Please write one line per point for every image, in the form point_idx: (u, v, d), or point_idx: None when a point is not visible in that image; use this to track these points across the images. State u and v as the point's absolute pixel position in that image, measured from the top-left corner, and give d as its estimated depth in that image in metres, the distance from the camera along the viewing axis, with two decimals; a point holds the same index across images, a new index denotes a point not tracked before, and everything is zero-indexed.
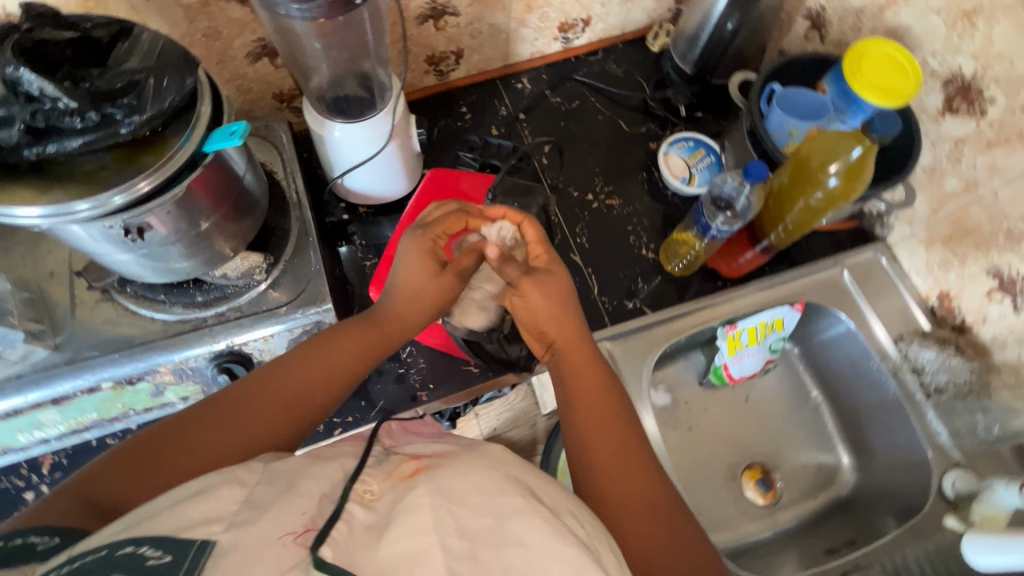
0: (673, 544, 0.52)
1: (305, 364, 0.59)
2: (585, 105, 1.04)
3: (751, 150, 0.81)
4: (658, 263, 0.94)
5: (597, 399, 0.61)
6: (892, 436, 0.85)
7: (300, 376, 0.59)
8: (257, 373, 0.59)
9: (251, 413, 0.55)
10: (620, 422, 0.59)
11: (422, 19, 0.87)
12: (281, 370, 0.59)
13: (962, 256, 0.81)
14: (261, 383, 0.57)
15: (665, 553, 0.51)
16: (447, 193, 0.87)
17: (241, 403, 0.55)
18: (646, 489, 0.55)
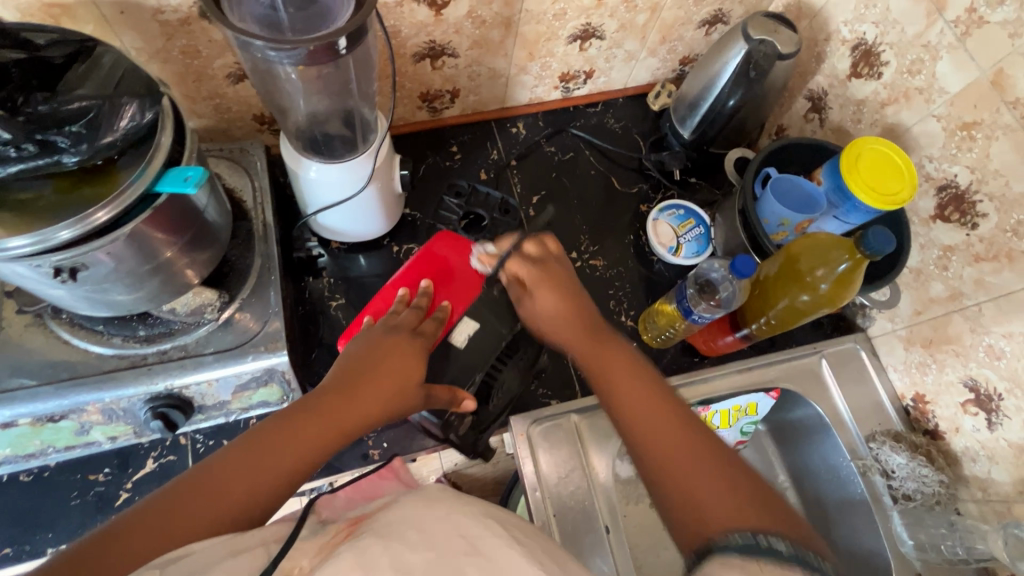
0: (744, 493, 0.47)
1: (278, 442, 0.49)
2: (578, 158, 1.02)
3: (741, 232, 0.79)
4: (636, 330, 0.91)
5: (625, 372, 0.58)
6: (857, 538, 0.83)
7: (260, 460, 0.48)
8: (211, 461, 0.47)
9: (194, 512, 0.44)
10: (642, 381, 0.57)
11: (419, 57, 0.84)
12: (236, 461, 0.48)
13: (940, 362, 0.80)
14: (226, 466, 0.47)
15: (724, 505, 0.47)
16: (447, 268, 0.76)
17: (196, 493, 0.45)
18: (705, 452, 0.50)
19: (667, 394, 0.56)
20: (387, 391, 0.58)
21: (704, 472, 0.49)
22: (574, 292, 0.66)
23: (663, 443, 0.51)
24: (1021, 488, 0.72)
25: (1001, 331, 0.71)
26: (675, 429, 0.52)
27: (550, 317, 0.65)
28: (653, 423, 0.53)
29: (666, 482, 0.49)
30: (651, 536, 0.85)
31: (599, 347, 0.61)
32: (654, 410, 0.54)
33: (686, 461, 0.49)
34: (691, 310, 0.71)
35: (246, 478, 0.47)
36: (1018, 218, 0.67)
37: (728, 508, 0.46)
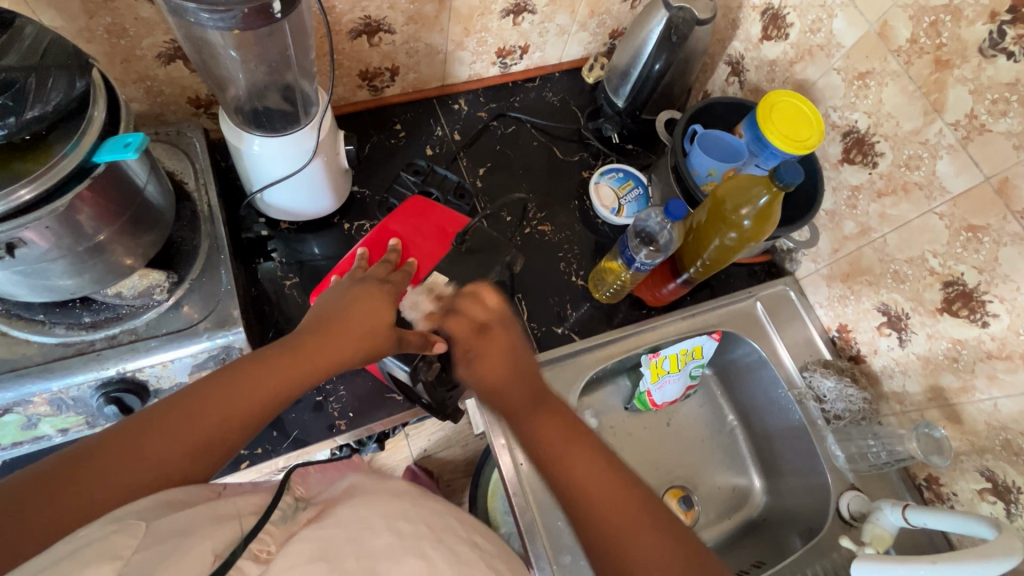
0: (671, 552, 0.53)
1: (254, 378, 0.54)
2: (521, 131, 1.05)
3: (675, 186, 0.84)
4: (587, 290, 0.95)
5: (568, 440, 0.61)
6: (800, 461, 0.91)
7: (238, 394, 0.52)
8: (195, 390, 0.52)
9: (177, 435, 0.48)
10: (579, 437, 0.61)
11: (355, 34, 0.85)
12: (216, 391, 0.52)
13: (857, 293, 0.88)
14: (207, 396, 0.51)
15: (655, 550, 0.53)
16: (418, 226, 0.79)
17: (180, 417, 0.49)
18: (636, 511, 0.55)
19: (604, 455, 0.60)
20: (357, 341, 0.63)
21: (636, 531, 0.54)
22: (514, 332, 0.70)
23: (599, 493, 0.56)
24: (930, 395, 0.81)
25: (904, 258, 0.80)
26: (611, 490, 0.57)
27: (494, 379, 0.66)
28: (596, 492, 0.57)
29: (608, 541, 0.54)
30: None
31: (538, 415, 0.63)
32: (597, 480, 0.57)
33: (626, 531, 0.54)
34: (634, 258, 0.76)
35: (213, 419, 0.50)
36: (909, 153, 0.76)
37: (656, 559, 0.53)
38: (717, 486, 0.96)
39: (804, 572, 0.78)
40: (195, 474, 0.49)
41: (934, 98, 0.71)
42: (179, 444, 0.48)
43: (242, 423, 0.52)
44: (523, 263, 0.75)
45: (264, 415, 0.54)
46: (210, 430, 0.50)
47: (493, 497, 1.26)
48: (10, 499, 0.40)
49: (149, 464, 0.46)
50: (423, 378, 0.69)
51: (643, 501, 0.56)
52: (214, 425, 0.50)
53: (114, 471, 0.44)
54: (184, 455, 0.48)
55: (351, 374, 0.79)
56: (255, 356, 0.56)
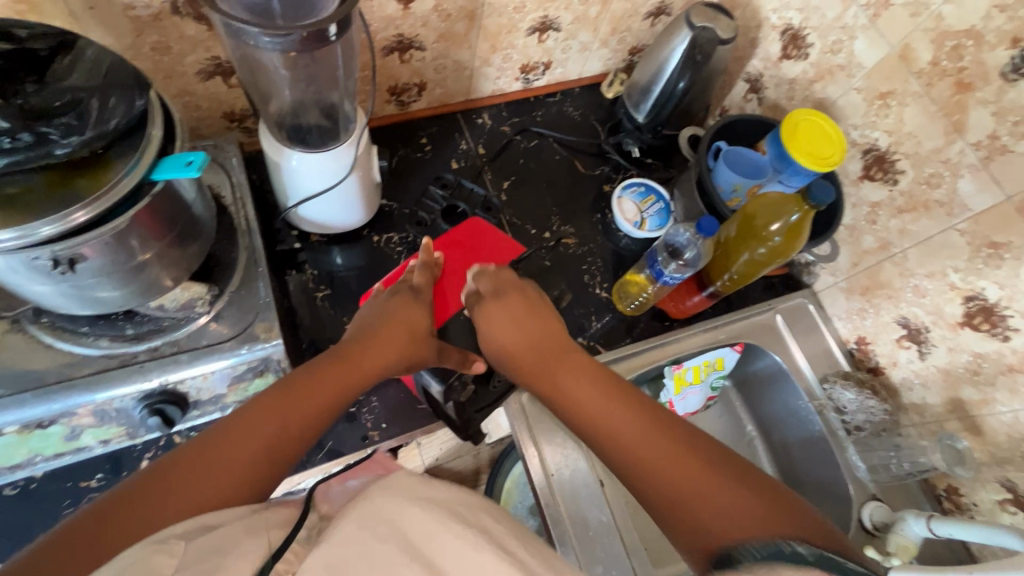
0: (748, 501, 0.51)
1: (307, 385, 0.56)
2: (543, 144, 1.07)
3: (699, 200, 0.87)
4: (611, 302, 0.97)
5: (581, 387, 0.63)
6: (820, 471, 0.92)
7: (296, 402, 0.54)
8: (254, 401, 0.53)
9: (245, 440, 0.49)
10: (622, 397, 0.61)
11: (388, 51, 0.87)
12: (274, 400, 0.53)
13: (877, 306, 0.90)
14: (267, 402, 0.53)
15: (703, 490, 0.52)
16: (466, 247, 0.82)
17: (246, 423, 0.50)
18: (664, 438, 0.56)
19: (652, 416, 0.58)
20: (398, 345, 0.65)
21: (703, 485, 0.52)
22: (533, 324, 0.73)
23: (655, 455, 0.55)
24: (950, 407, 0.83)
25: (924, 273, 0.82)
26: (664, 446, 0.55)
27: (512, 350, 0.71)
28: (626, 440, 0.57)
29: (656, 483, 0.54)
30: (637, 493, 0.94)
31: (567, 376, 0.66)
32: (667, 454, 0.55)
33: (696, 485, 0.52)
34: (662, 272, 0.77)
35: (274, 429, 0.51)
36: (930, 171, 0.78)
37: (729, 510, 0.50)
38: None
39: None
40: (261, 486, 0.49)
41: (955, 119, 0.74)
42: (247, 447, 0.49)
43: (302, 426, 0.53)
44: (496, 286, 0.76)
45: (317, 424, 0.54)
46: (270, 440, 0.50)
47: (506, 506, 1.32)
48: (103, 512, 0.41)
49: (217, 477, 0.46)
50: (452, 398, 0.74)
51: (668, 432, 0.57)
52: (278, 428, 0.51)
53: (183, 486, 0.44)
54: (253, 458, 0.49)
55: (383, 385, 0.80)
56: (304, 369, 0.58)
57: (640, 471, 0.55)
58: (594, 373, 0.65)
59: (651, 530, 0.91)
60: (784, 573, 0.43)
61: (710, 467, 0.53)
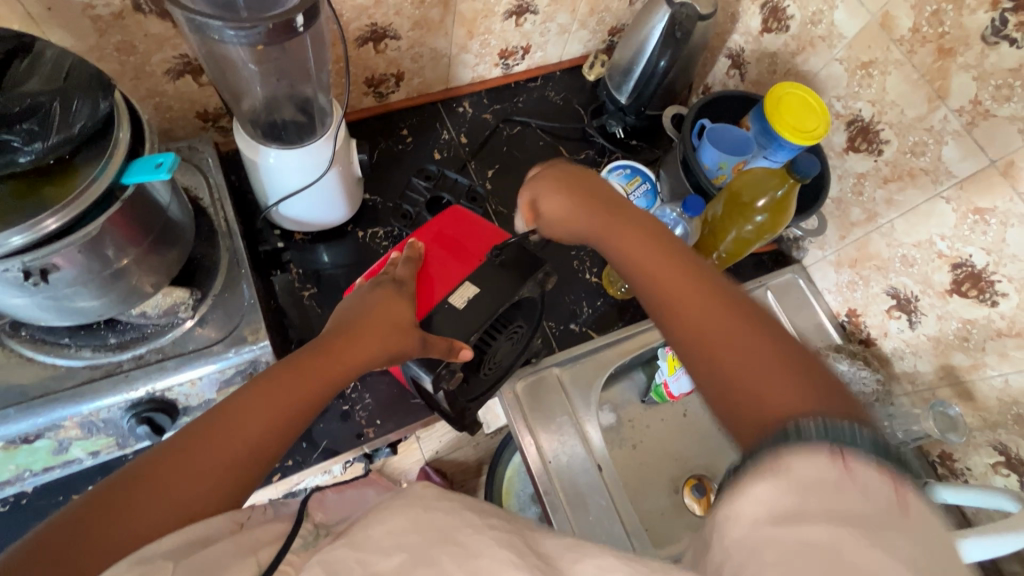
0: (805, 381, 0.43)
1: (288, 383, 0.55)
2: (526, 131, 1.06)
3: (685, 180, 0.86)
4: (601, 287, 0.96)
5: (642, 242, 0.58)
6: None
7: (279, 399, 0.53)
8: (236, 397, 0.53)
9: (228, 441, 0.49)
10: (684, 265, 0.54)
11: (362, 41, 0.85)
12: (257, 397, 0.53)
13: (866, 278, 0.90)
14: (250, 400, 0.52)
15: (768, 373, 0.44)
16: (451, 236, 0.78)
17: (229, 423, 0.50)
18: (716, 300, 0.50)
19: (717, 289, 0.52)
20: (381, 341, 0.64)
21: (752, 362, 0.45)
22: (602, 203, 0.64)
23: (710, 343, 0.49)
24: (941, 374, 0.83)
25: (911, 242, 0.82)
26: (718, 313, 0.49)
27: (567, 223, 0.65)
28: (681, 296, 0.52)
29: (701, 343, 0.49)
30: (635, 475, 0.95)
31: (622, 227, 0.60)
32: (724, 322, 0.49)
33: (732, 335, 0.48)
34: None
35: (255, 425, 0.51)
36: (915, 140, 0.78)
37: (774, 382, 0.44)
38: None
39: None
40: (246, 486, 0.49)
41: (937, 85, 0.73)
42: (230, 449, 0.49)
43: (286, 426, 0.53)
44: (562, 173, 0.68)
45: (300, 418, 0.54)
46: (251, 439, 0.50)
47: (507, 495, 1.32)
48: (86, 514, 0.41)
49: (197, 475, 0.46)
50: (444, 386, 0.71)
51: (728, 302, 0.50)
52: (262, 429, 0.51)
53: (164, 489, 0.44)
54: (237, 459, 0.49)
55: (376, 381, 0.80)
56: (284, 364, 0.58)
57: (679, 316, 0.51)
58: (656, 235, 0.59)
59: (652, 510, 0.92)
60: (814, 449, 0.36)
61: (769, 348, 0.46)
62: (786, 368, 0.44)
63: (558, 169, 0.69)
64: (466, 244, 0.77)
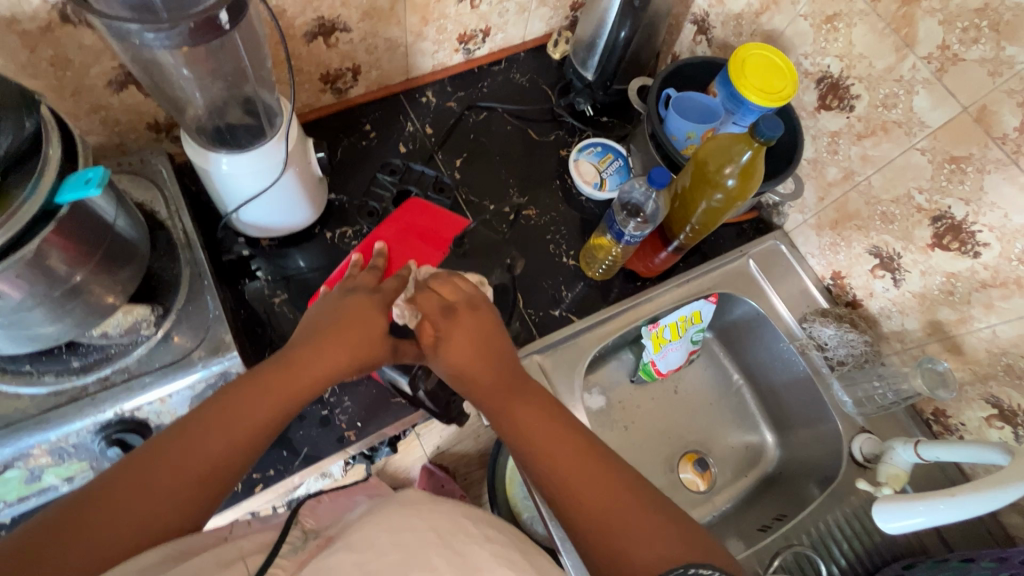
0: (670, 536, 0.52)
1: (252, 399, 0.54)
2: (493, 116, 1.03)
3: (655, 153, 0.84)
4: (579, 269, 0.94)
5: (534, 417, 0.61)
6: (809, 411, 0.92)
7: (242, 416, 0.52)
8: (197, 414, 0.52)
9: (187, 462, 0.48)
10: (570, 439, 0.59)
11: (311, 36, 0.82)
12: (217, 415, 0.52)
13: (848, 239, 0.88)
14: (210, 420, 0.51)
15: (638, 535, 0.52)
16: (415, 228, 0.77)
17: (187, 444, 0.49)
18: (598, 472, 0.56)
19: (589, 451, 0.58)
20: (353, 348, 0.62)
21: (626, 525, 0.53)
22: (485, 338, 0.66)
23: (572, 479, 0.56)
24: (929, 330, 0.81)
25: (889, 198, 0.80)
26: (604, 483, 0.56)
27: (472, 372, 0.64)
28: (563, 470, 0.57)
29: (588, 522, 0.54)
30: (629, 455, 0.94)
31: (521, 409, 0.62)
32: (591, 483, 0.56)
33: (605, 513, 0.54)
34: (623, 232, 0.75)
35: (217, 446, 0.50)
36: (885, 92, 0.75)
37: (657, 551, 0.51)
38: (730, 447, 0.98)
39: (825, 521, 0.79)
40: (206, 507, 0.48)
41: (904, 33, 0.71)
42: (188, 469, 0.48)
43: (248, 444, 0.52)
44: (444, 303, 0.66)
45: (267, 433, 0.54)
46: (213, 460, 0.50)
47: (511, 485, 1.28)
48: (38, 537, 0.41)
49: (157, 496, 0.46)
50: (423, 386, 0.71)
51: (604, 465, 0.57)
52: (223, 448, 0.50)
53: (123, 510, 0.44)
54: (196, 480, 0.48)
55: (354, 383, 0.78)
56: (251, 376, 0.56)
57: (574, 503, 0.55)
58: (544, 402, 0.63)
59: None
60: None
61: (652, 515, 0.54)
62: (661, 535, 0.52)
63: (447, 288, 0.67)
64: (431, 238, 0.77)
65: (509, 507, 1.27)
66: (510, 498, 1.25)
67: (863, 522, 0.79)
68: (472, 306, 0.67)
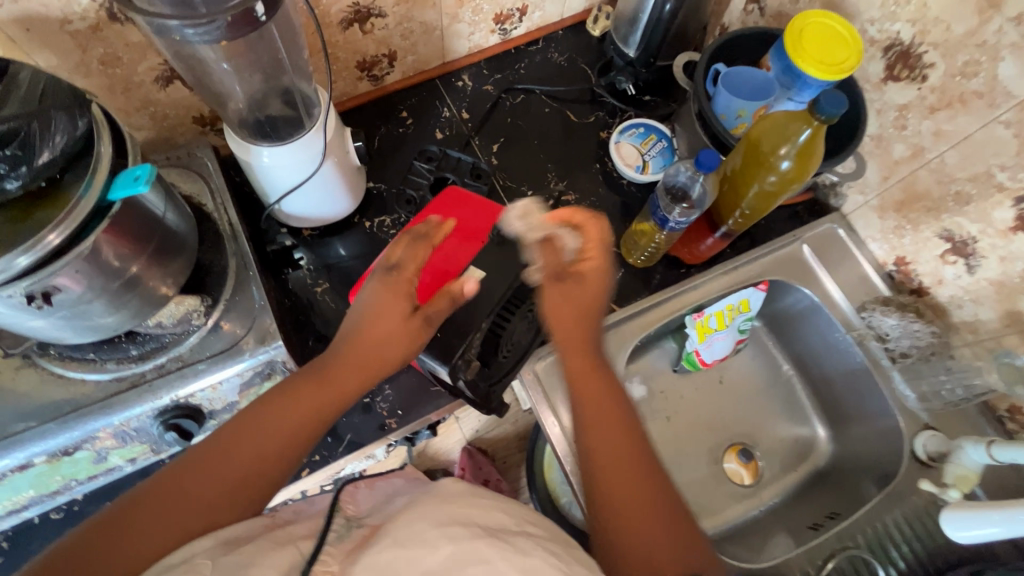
0: (666, 528, 0.55)
1: (300, 397, 0.59)
2: (530, 99, 1.01)
3: (703, 135, 0.79)
4: (621, 256, 0.91)
5: (596, 386, 0.63)
6: (864, 403, 0.87)
7: (288, 420, 0.58)
8: (252, 412, 0.58)
9: (244, 453, 0.55)
10: (618, 404, 0.63)
11: (346, 23, 0.81)
12: (269, 412, 0.58)
13: (914, 221, 0.82)
14: (261, 417, 0.57)
15: (646, 527, 0.55)
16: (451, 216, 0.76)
17: (242, 437, 0.56)
18: (629, 448, 0.59)
19: (631, 422, 0.62)
20: (396, 343, 0.63)
21: (630, 496, 0.56)
22: (598, 302, 0.68)
23: (608, 445, 0.60)
24: (1007, 321, 0.75)
25: (965, 176, 0.73)
26: (622, 450, 0.59)
27: (560, 318, 0.66)
28: (604, 423, 0.61)
29: (601, 493, 0.57)
30: (671, 447, 0.92)
31: (581, 360, 0.65)
32: (623, 448, 0.59)
33: (626, 479, 0.57)
34: (668, 218, 0.72)
35: (267, 440, 0.56)
36: (965, 59, 0.68)
37: (648, 541, 0.54)
38: (778, 439, 0.94)
39: (882, 521, 0.75)
40: (261, 495, 0.55)
41: None
42: (245, 461, 0.55)
43: (295, 438, 0.57)
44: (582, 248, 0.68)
45: (300, 440, 0.58)
46: (267, 451, 0.56)
47: (550, 471, 1.28)
48: (126, 511, 0.49)
49: (220, 483, 0.53)
50: (463, 376, 0.70)
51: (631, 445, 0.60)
52: (276, 441, 0.56)
53: (167, 512, 0.50)
54: (252, 470, 0.55)
55: (395, 371, 0.79)
56: (303, 374, 0.62)
57: (601, 459, 0.59)
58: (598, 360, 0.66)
59: (689, 480, 0.90)
60: None
61: (660, 501, 0.57)
62: (663, 531, 0.55)
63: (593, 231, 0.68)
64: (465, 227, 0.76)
65: (548, 492, 1.28)
66: (549, 483, 1.25)
67: (923, 524, 0.75)
68: (599, 262, 0.68)
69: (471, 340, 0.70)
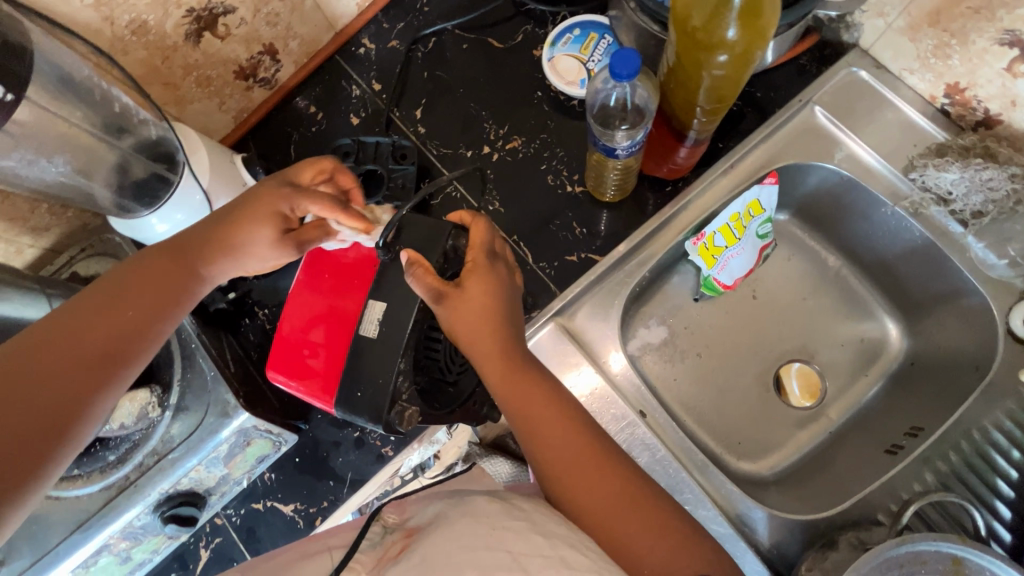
0: (671, 530, 0.49)
1: (115, 305, 0.50)
2: (443, 40, 0.85)
3: (649, 25, 0.61)
4: (591, 195, 0.77)
5: (545, 410, 0.54)
6: (932, 280, 0.70)
7: (90, 330, 0.49)
8: (47, 325, 0.48)
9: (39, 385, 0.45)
10: (561, 407, 0.54)
11: (195, 36, 0.69)
12: (65, 324, 0.48)
13: (961, 32, 0.60)
14: (57, 338, 0.47)
15: (651, 539, 0.48)
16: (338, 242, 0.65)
17: (32, 365, 0.45)
18: (604, 462, 0.51)
19: (581, 422, 0.54)
20: (243, 245, 0.55)
21: (625, 513, 0.49)
22: (498, 309, 0.55)
23: (570, 459, 0.51)
24: None
25: None
26: (599, 472, 0.51)
27: (474, 339, 0.55)
28: (564, 449, 0.52)
29: (594, 522, 0.49)
30: (708, 388, 0.76)
31: (517, 381, 0.54)
32: (596, 463, 0.51)
33: (611, 498, 0.50)
34: (613, 147, 0.58)
35: (66, 370, 0.47)
36: None
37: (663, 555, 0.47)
38: (839, 343, 0.76)
39: (982, 425, 0.61)
40: (62, 429, 0.46)
41: None
42: (38, 393, 0.45)
43: (102, 371, 0.48)
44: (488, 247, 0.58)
45: (122, 369, 0.49)
46: (70, 382, 0.47)
47: None
48: None
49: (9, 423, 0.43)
50: (401, 426, 0.59)
51: (604, 460, 0.52)
52: (78, 360, 0.47)
53: None
54: (49, 401, 0.45)
55: None
56: (108, 280, 0.52)
57: (574, 490, 0.50)
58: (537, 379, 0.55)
59: (739, 423, 0.75)
60: None
61: (643, 499, 0.50)
62: (668, 535, 0.48)
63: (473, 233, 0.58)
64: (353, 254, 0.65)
65: None
66: None
67: None
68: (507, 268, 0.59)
69: (398, 385, 0.57)
